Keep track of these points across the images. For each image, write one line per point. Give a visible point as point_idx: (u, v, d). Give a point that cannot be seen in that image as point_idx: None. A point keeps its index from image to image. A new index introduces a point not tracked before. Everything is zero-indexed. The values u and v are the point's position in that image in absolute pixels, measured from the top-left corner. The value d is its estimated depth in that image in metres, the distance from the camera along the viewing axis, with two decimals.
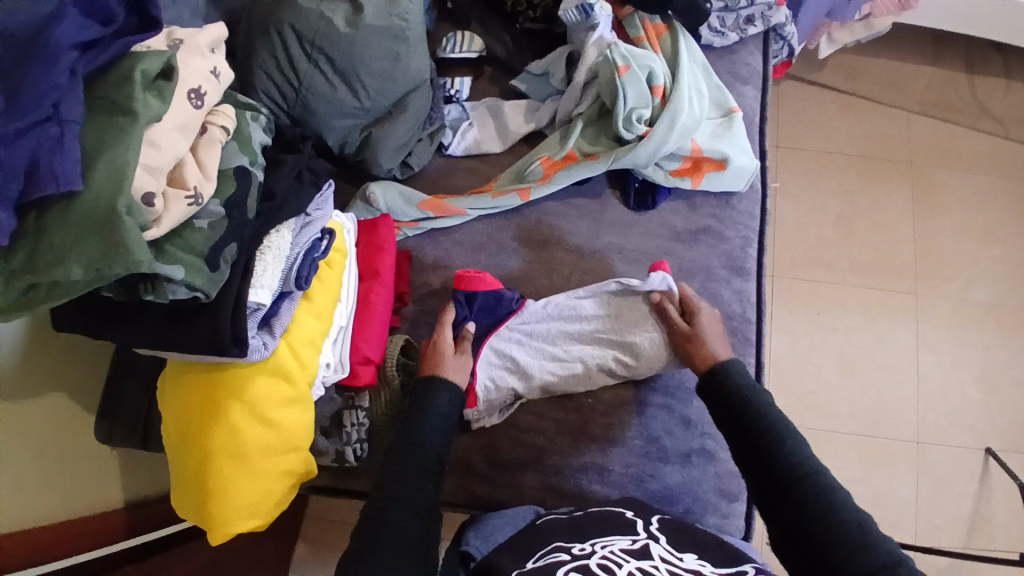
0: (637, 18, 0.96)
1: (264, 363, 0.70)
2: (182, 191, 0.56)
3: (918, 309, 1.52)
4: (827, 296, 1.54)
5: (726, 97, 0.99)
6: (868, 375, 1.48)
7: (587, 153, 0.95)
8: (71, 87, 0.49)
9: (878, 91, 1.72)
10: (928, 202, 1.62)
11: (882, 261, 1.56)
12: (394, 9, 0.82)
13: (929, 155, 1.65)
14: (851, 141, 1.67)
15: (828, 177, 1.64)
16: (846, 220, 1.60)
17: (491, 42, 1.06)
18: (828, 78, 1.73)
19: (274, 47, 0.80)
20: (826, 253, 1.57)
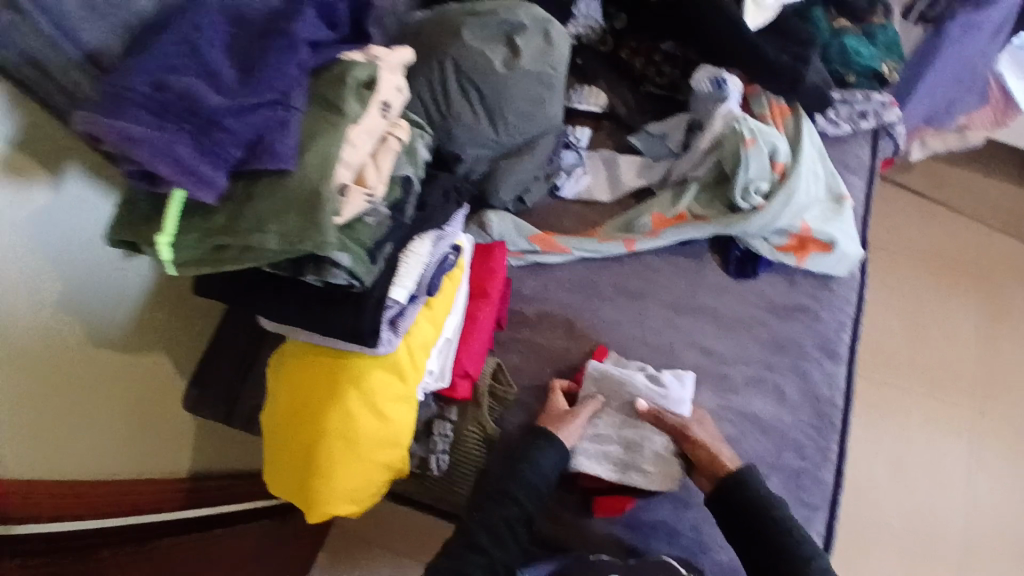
0: (765, 96, 0.98)
1: (383, 358, 0.74)
2: (362, 188, 0.61)
3: (982, 427, 1.48)
4: (893, 400, 1.50)
5: (838, 184, 1.00)
6: (923, 486, 1.42)
7: (698, 215, 0.98)
8: (298, 79, 0.55)
9: (966, 203, 1.73)
10: (1002, 321, 1.59)
11: (948, 371, 1.53)
12: (547, 58, 0.89)
13: (1012, 276, 1.64)
14: (932, 248, 1.67)
15: (905, 278, 1.64)
16: (918, 328, 1.58)
17: (614, 99, 1.10)
18: (915, 182, 1.76)
19: (432, 73, 0.87)
20: (894, 355, 1.55)
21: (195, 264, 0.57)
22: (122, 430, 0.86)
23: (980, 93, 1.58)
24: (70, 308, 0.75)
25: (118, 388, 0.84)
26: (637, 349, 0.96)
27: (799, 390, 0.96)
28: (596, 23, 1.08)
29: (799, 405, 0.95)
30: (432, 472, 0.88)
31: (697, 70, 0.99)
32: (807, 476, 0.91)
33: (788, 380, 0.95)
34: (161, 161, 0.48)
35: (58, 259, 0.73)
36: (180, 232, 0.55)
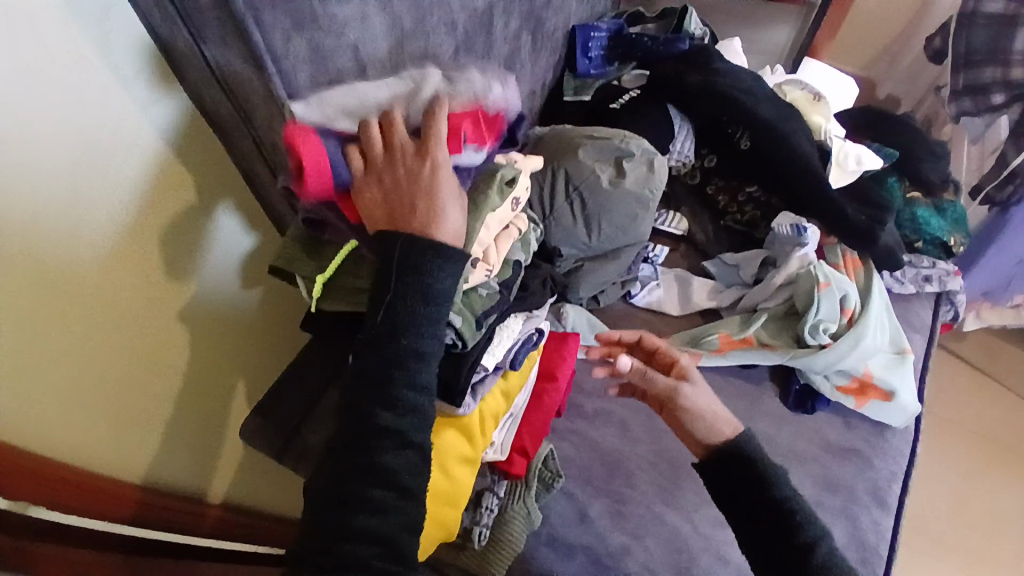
0: (839, 248, 1.08)
1: (457, 419, 0.78)
2: (485, 265, 0.71)
3: None
4: (933, 571, 1.64)
5: (902, 339, 1.05)
6: None
7: (765, 342, 1.02)
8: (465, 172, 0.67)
9: (1015, 383, 2.03)
10: None
11: (993, 553, 1.70)
12: (649, 182, 1.00)
13: None
14: (980, 422, 1.93)
15: (954, 450, 1.87)
16: (962, 500, 1.77)
17: (694, 226, 1.21)
18: (968, 353, 2.07)
19: (543, 178, 1.00)
20: (943, 526, 1.72)
21: (337, 299, 0.65)
22: (178, 437, 0.82)
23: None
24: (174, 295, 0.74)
25: (186, 393, 0.81)
26: (690, 462, 1.02)
27: (847, 532, 0.95)
28: (688, 161, 1.20)
29: (848, 549, 0.94)
30: (471, 544, 0.86)
31: (779, 215, 1.08)
32: None
33: (837, 520, 0.95)
34: None
35: (175, 252, 0.72)
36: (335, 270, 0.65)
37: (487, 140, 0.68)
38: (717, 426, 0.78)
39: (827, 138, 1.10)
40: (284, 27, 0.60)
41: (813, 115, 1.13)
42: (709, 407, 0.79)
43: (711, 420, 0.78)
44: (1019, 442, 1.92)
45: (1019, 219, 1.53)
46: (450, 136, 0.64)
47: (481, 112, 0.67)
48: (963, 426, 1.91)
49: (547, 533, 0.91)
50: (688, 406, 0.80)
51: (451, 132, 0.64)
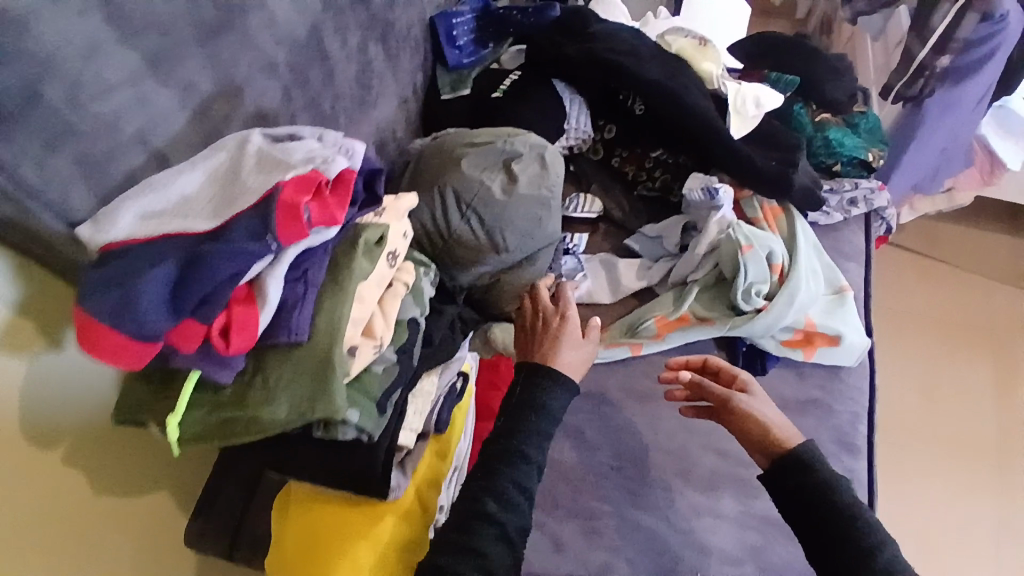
0: (756, 201, 1.03)
1: (393, 503, 0.72)
2: (372, 340, 0.62)
3: (1002, 480, 1.72)
4: (915, 465, 1.73)
5: (837, 276, 1.01)
6: (953, 549, 1.62)
7: (702, 316, 0.98)
8: (318, 256, 0.56)
9: (957, 259, 2.08)
10: (1008, 373, 1.89)
11: (967, 434, 1.78)
12: (544, 180, 0.91)
13: (1009, 325, 1.98)
14: (932, 306, 1.99)
15: (914, 339, 1.93)
16: (929, 388, 1.85)
17: (608, 203, 1.14)
18: (909, 242, 2.11)
19: (433, 201, 0.91)
20: (917, 419, 1.79)
21: (200, 439, 0.56)
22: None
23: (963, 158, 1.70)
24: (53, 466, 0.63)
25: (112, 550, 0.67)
26: (653, 457, 0.95)
27: None
28: (587, 136, 1.13)
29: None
30: None
31: (689, 177, 1.02)
32: None
33: None
34: (205, 363, 0.52)
35: None
36: (189, 406, 0.55)
37: (332, 212, 0.54)
38: (780, 430, 0.77)
39: (721, 85, 1.04)
40: (34, 151, 0.48)
41: (702, 61, 1.06)
42: (773, 412, 0.80)
43: (774, 426, 0.78)
44: (971, 316, 1.98)
45: (935, 108, 1.44)
46: (280, 222, 0.50)
47: (319, 178, 0.53)
48: (917, 314, 1.97)
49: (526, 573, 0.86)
50: (751, 412, 0.80)
51: (284, 215, 0.50)
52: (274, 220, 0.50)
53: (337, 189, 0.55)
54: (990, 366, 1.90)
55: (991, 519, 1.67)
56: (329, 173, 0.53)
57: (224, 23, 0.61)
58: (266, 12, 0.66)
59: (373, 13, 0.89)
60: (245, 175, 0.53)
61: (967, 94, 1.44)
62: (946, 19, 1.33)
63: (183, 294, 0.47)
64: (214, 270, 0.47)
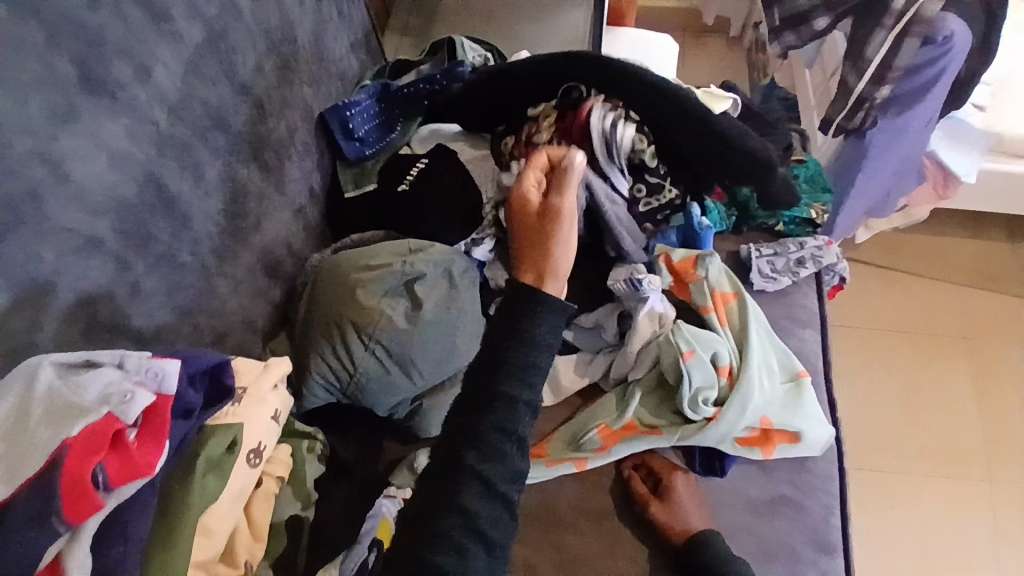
0: (705, 285, 0.91)
1: None
2: (234, 570, 0.54)
3: (995, 495, 1.68)
4: (901, 488, 1.69)
5: (793, 360, 0.92)
6: None
7: (649, 424, 0.88)
8: (142, 503, 0.46)
9: (921, 268, 2.03)
10: (989, 380, 1.84)
11: (954, 448, 1.74)
12: (452, 301, 0.82)
13: (978, 331, 1.92)
14: (901, 320, 1.94)
15: (881, 355, 1.88)
16: (908, 406, 1.80)
17: None
18: (869, 256, 2.05)
19: (331, 336, 0.80)
20: (896, 438, 1.75)
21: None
22: None
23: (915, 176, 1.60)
24: None
25: None
26: None
27: None
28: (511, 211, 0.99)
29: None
30: None
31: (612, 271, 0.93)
32: None
33: None
34: None
35: None
36: None
37: (141, 462, 0.44)
38: (695, 516, 0.85)
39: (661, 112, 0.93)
40: None
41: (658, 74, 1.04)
42: (698, 495, 0.88)
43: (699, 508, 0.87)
44: (943, 325, 1.93)
45: (880, 138, 1.37)
46: (68, 500, 0.41)
47: (115, 426, 0.42)
48: (884, 328, 1.92)
49: None
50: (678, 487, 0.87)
51: (71, 492, 0.41)
52: (59, 502, 0.40)
53: (147, 429, 0.45)
54: (969, 376, 1.85)
55: (985, 542, 1.62)
56: (128, 417, 0.43)
57: (9, 220, 0.52)
58: (71, 184, 0.57)
59: (235, 135, 0.79)
60: (31, 429, 0.41)
61: (913, 121, 1.36)
62: (881, 49, 1.26)
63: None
64: None
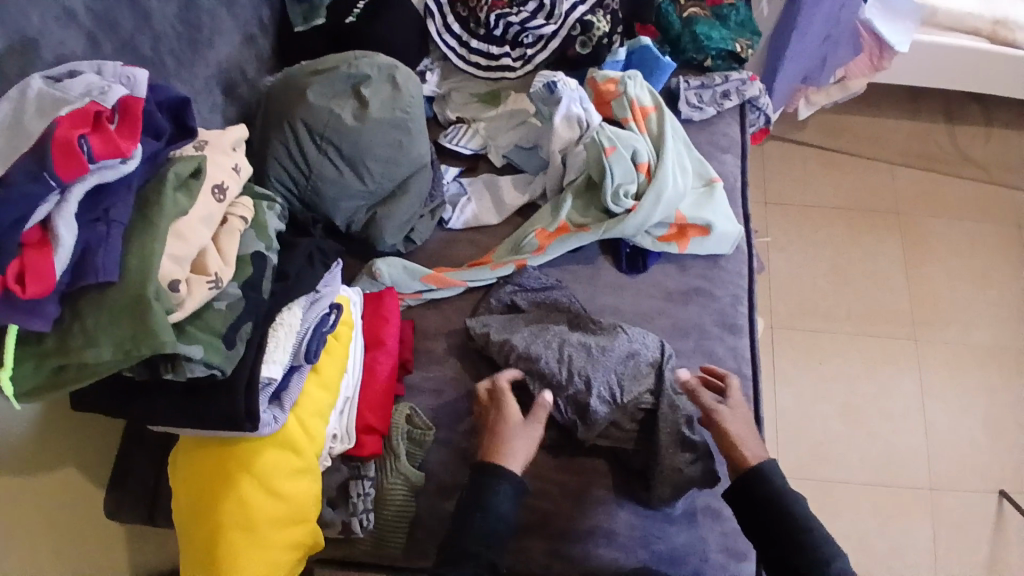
0: (625, 99, 1.02)
1: (273, 436, 0.72)
2: (204, 276, 0.61)
3: (920, 355, 1.55)
4: (829, 347, 1.56)
5: (707, 169, 1.06)
6: (878, 424, 1.48)
7: (578, 224, 1.00)
8: (122, 195, 0.55)
9: (861, 147, 1.82)
10: (919, 247, 1.68)
11: (880, 310, 1.60)
12: (397, 103, 0.90)
13: (921, 203, 1.74)
14: (836, 195, 1.75)
15: (820, 228, 1.71)
16: (841, 271, 1.65)
17: (488, 137, 1.11)
18: (812, 137, 1.83)
19: (286, 139, 0.88)
20: (824, 302, 1.61)
21: (38, 391, 0.55)
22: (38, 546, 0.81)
23: (852, 44, 1.58)
24: None
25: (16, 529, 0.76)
26: None
27: (707, 369, 0.98)
28: (459, 41, 1.11)
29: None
30: (358, 535, 0.84)
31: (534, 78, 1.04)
32: None
33: (695, 362, 0.98)
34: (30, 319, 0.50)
35: None
36: (15, 362, 0.53)
37: (118, 142, 0.52)
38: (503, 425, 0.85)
39: None
40: None
41: None
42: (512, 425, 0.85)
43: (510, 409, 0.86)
44: (889, 196, 1.75)
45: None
46: (58, 159, 0.49)
47: (97, 112, 0.51)
48: (822, 197, 1.74)
49: (436, 487, 0.90)
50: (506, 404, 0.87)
51: (58, 149, 0.49)
52: (51, 159, 0.49)
53: (123, 121, 0.53)
54: (898, 247, 1.68)
55: (913, 393, 1.51)
56: (108, 104, 0.53)
57: None
58: None
59: None
60: (22, 111, 0.50)
61: None
62: None
63: None
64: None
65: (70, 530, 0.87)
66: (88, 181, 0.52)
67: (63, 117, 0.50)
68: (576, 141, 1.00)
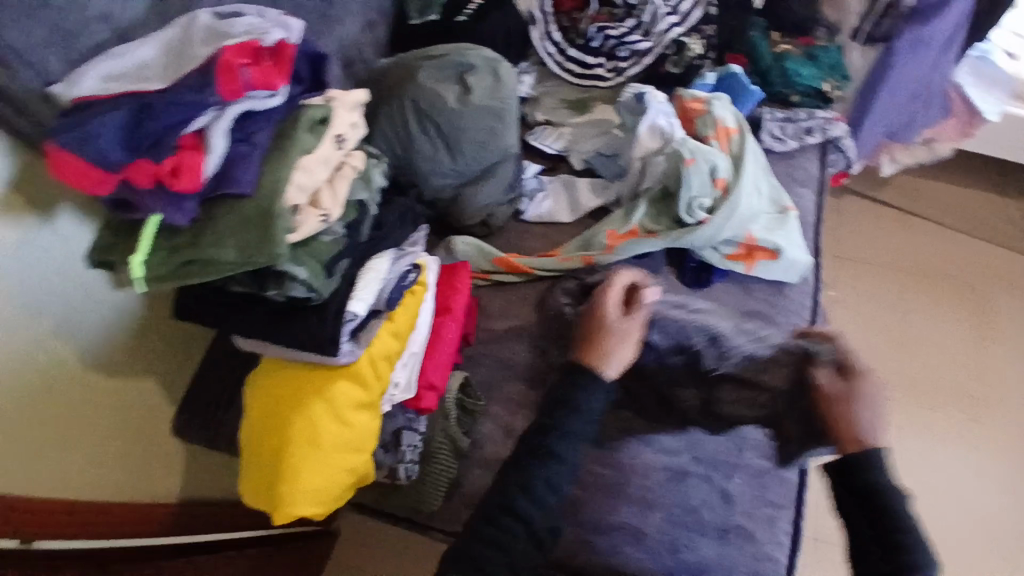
0: (710, 117, 1.07)
1: (349, 367, 0.79)
2: (317, 209, 0.69)
3: (977, 433, 1.49)
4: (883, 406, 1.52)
5: (783, 196, 1.08)
6: (922, 495, 1.42)
7: (649, 230, 1.03)
8: (265, 126, 0.65)
9: (946, 215, 1.75)
10: (990, 324, 1.62)
11: (939, 381, 1.55)
12: (497, 93, 0.98)
13: (997, 279, 1.68)
14: (911, 257, 1.70)
15: (889, 288, 1.67)
16: (904, 333, 1.61)
17: (572, 143, 1.18)
18: (889, 197, 1.79)
19: (394, 113, 0.97)
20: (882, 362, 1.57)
21: (164, 279, 0.64)
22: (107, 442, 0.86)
23: (943, 107, 1.56)
24: (66, 335, 0.77)
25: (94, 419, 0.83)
26: None
27: None
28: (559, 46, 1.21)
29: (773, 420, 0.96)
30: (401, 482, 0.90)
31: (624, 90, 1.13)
32: (770, 474, 0.94)
33: None
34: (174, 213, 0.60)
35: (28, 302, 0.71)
36: (150, 249, 0.63)
37: (270, 79, 0.62)
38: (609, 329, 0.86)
39: None
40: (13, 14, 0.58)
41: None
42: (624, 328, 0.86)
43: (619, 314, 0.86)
44: (968, 269, 1.69)
45: (906, 49, 1.39)
46: (221, 78, 0.58)
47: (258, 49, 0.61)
48: (895, 256, 1.70)
49: (478, 457, 0.94)
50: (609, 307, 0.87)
51: (224, 72, 0.58)
52: (218, 80, 0.58)
53: (276, 60, 0.63)
54: (967, 320, 1.63)
55: (965, 469, 1.45)
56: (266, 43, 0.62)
57: None
58: None
59: None
60: (196, 39, 0.60)
61: (936, 35, 1.39)
62: None
63: (139, 134, 0.56)
64: (165, 118, 0.57)
65: (141, 440, 0.92)
66: (241, 105, 0.61)
67: (232, 46, 0.59)
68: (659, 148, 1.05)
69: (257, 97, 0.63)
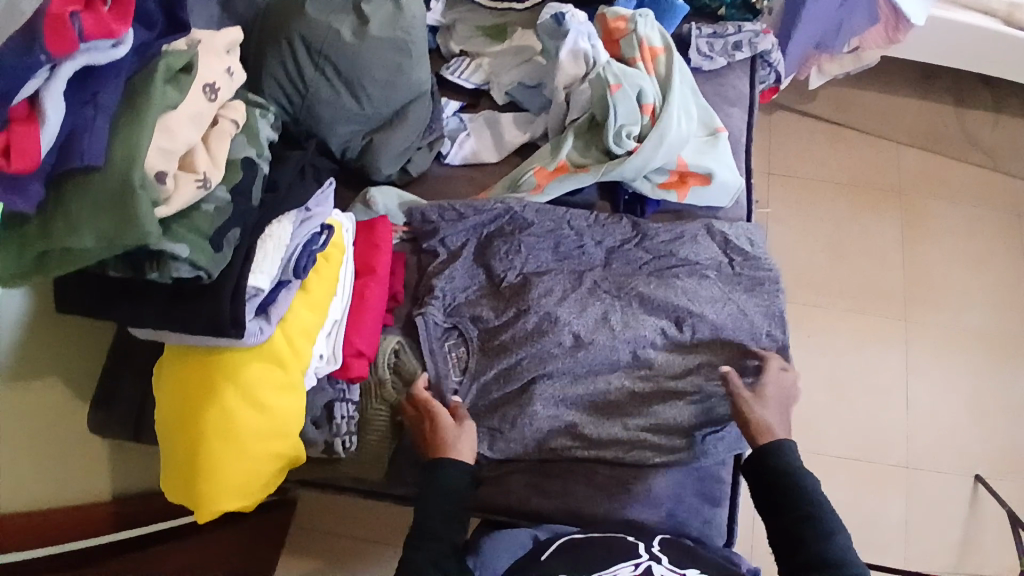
0: (635, 38, 1.00)
1: (258, 349, 0.73)
2: (193, 174, 0.60)
3: (908, 334, 1.52)
4: (818, 320, 1.53)
5: (713, 118, 1.03)
6: (860, 399, 1.46)
7: (578, 164, 0.99)
8: (111, 82, 0.54)
9: (872, 123, 1.75)
10: (919, 226, 1.64)
11: (874, 287, 1.56)
12: (399, 22, 0.87)
13: (924, 183, 1.68)
14: (844, 169, 1.69)
15: (823, 202, 1.65)
16: (839, 244, 1.60)
17: (492, 76, 1.09)
18: (819, 109, 1.77)
19: (282, 53, 0.85)
20: (818, 275, 1.57)
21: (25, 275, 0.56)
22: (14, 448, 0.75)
23: (869, 11, 1.50)
24: None
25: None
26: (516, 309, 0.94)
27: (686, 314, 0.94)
28: None
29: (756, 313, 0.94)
30: (339, 455, 0.86)
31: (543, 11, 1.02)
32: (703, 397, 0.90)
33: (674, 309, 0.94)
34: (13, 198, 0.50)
35: None
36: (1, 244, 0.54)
37: (110, 24, 0.50)
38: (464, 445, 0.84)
39: None
40: None
41: None
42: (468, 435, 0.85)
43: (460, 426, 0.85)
44: (895, 173, 1.69)
45: None
46: (49, 35, 0.46)
47: None
48: (828, 169, 1.69)
49: None
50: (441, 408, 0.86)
51: (52, 27, 0.46)
52: (41, 34, 0.46)
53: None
54: (899, 225, 1.63)
55: (899, 368, 1.49)
56: None
57: None
58: None
59: None
60: None
61: None
62: None
63: None
64: None
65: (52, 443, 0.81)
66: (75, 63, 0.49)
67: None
68: (582, 77, 0.99)
69: (98, 48, 0.51)
